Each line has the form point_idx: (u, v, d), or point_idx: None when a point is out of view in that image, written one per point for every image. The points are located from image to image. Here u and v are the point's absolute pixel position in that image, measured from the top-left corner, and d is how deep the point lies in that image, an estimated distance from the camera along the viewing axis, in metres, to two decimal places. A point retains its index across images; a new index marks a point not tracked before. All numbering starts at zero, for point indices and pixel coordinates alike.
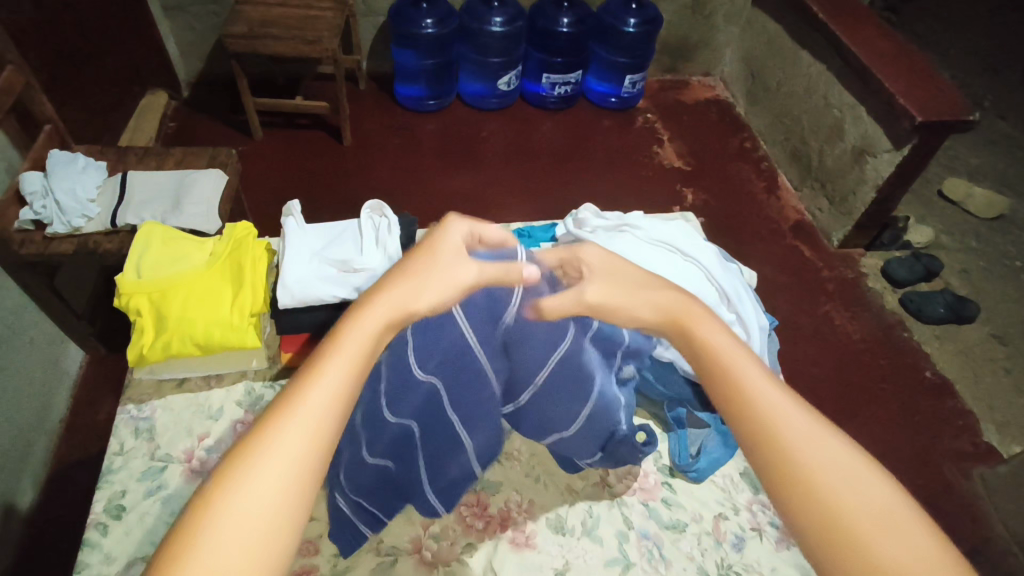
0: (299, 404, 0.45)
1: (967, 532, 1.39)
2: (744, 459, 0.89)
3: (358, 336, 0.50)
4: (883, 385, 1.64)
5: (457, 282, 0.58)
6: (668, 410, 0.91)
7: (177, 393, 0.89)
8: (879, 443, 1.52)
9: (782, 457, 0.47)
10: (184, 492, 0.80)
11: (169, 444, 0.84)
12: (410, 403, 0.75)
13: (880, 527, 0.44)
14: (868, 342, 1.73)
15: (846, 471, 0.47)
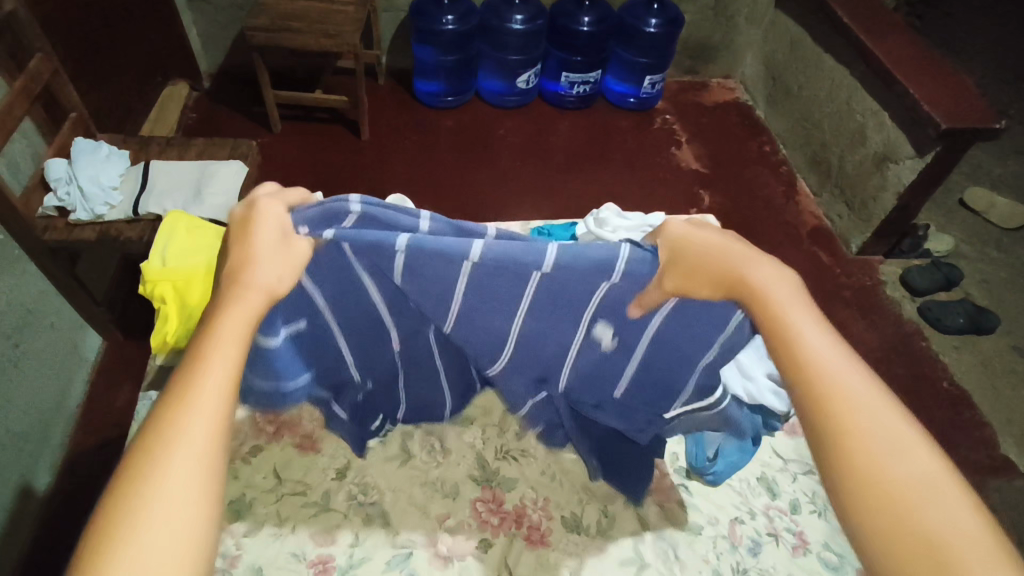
0: (193, 390, 0.46)
1: None
2: (762, 464, 0.87)
3: (237, 322, 0.51)
4: (898, 395, 1.62)
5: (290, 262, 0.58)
6: None
7: None
8: None
9: (803, 363, 0.49)
10: None
11: None
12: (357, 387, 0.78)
13: (885, 437, 0.44)
14: (884, 351, 1.71)
15: (893, 436, 0.45)
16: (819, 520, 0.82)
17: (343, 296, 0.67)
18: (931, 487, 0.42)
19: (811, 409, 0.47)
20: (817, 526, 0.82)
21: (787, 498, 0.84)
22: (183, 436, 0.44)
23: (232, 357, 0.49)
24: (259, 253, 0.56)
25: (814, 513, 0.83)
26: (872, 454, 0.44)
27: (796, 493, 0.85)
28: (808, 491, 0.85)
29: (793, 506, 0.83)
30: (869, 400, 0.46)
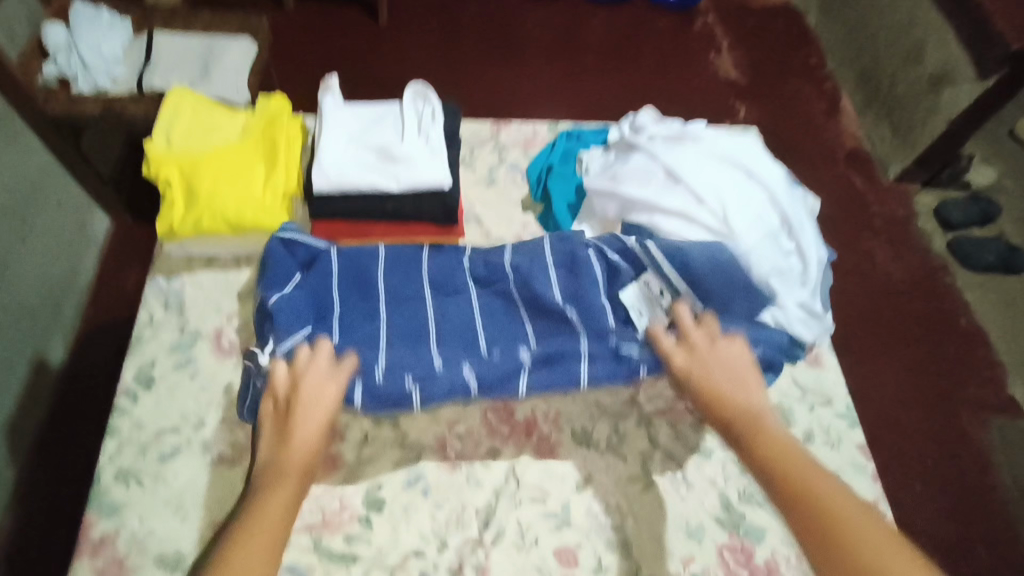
0: (258, 516, 0.60)
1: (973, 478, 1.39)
2: (780, 393, 0.84)
3: (297, 444, 0.65)
4: (914, 329, 1.59)
5: (323, 408, 0.67)
6: None
7: (208, 270, 0.87)
8: (900, 386, 1.50)
9: (792, 475, 0.62)
10: (211, 367, 0.80)
11: (199, 320, 0.83)
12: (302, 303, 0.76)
13: (860, 521, 0.57)
14: (907, 285, 1.66)
15: (864, 522, 0.57)
16: (833, 452, 0.81)
17: (367, 338, 0.76)
18: (895, 555, 0.54)
19: (800, 513, 0.59)
20: (828, 458, 0.81)
21: (802, 428, 0.82)
22: (261, 531, 0.58)
23: (290, 482, 0.63)
24: (305, 396, 0.67)
25: (826, 445, 0.81)
26: (851, 539, 0.56)
27: (811, 424, 0.83)
28: (824, 424, 0.83)
29: (807, 436, 0.81)
30: (849, 498, 0.59)
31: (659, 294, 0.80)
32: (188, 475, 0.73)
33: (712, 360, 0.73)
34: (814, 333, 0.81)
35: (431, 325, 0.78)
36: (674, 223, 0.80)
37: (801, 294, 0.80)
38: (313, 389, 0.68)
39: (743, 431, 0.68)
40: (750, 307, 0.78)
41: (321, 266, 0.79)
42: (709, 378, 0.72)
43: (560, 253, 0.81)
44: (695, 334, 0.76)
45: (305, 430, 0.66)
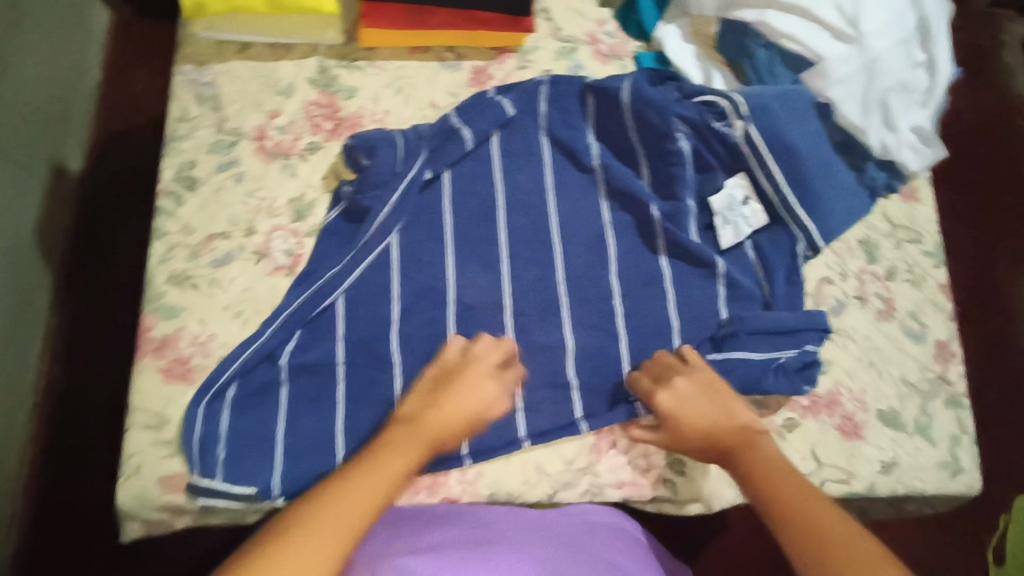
0: (353, 479, 0.56)
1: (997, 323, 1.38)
2: (867, 227, 0.79)
3: (397, 432, 0.61)
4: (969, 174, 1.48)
5: (488, 393, 0.64)
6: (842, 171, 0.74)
7: (241, 59, 0.76)
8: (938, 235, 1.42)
9: (768, 479, 0.60)
10: (257, 171, 0.73)
11: (239, 118, 0.74)
12: (386, 183, 0.71)
13: (830, 531, 0.54)
14: (970, 126, 1.51)
15: (835, 531, 0.54)
16: (913, 289, 0.77)
17: (427, 245, 0.72)
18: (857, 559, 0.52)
19: (783, 521, 0.57)
20: (907, 294, 0.77)
21: (884, 263, 0.78)
22: (354, 506, 0.54)
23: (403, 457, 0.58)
24: (458, 386, 0.64)
25: (907, 280, 0.77)
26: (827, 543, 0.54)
27: (896, 261, 0.78)
28: (910, 261, 0.78)
29: (889, 273, 0.77)
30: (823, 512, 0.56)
31: (743, 202, 0.74)
32: (244, 282, 0.70)
33: (699, 395, 0.65)
34: (923, 160, 0.73)
35: (499, 196, 0.75)
36: (790, 22, 0.70)
37: (919, 116, 0.72)
38: (466, 395, 0.63)
39: (739, 455, 0.62)
40: (857, 130, 0.71)
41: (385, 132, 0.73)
42: (692, 412, 0.64)
43: (649, 101, 0.73)
44: (656, 370, 0.68)
45: (447, 420, 0.62)
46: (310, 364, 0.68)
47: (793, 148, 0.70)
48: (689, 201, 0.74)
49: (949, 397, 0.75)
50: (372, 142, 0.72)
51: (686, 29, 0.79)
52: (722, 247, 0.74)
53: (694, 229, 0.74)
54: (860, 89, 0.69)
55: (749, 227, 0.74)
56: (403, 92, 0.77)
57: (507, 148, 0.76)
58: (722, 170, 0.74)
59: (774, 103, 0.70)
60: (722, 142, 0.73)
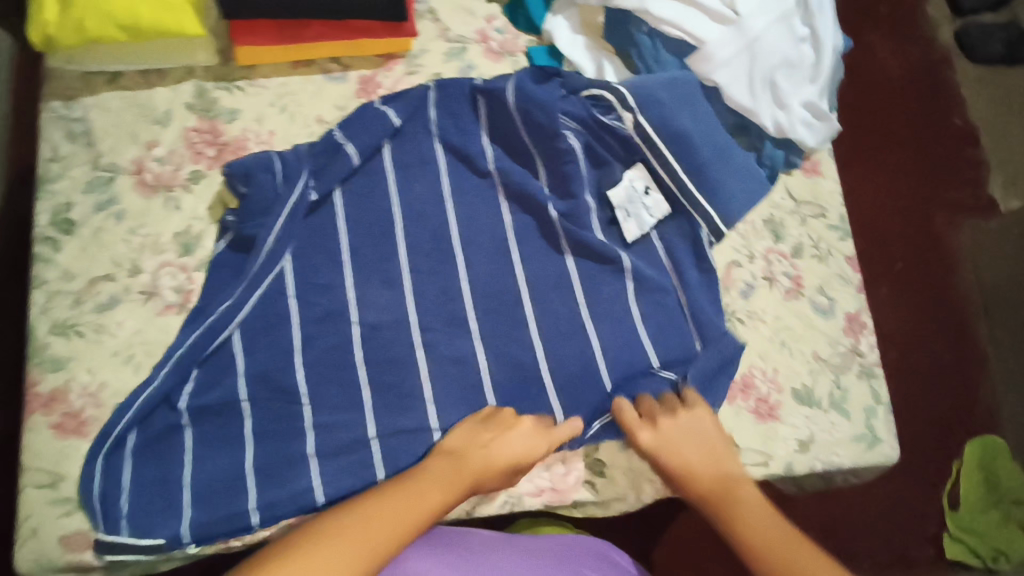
0: (330, 531, 0.52)
1: (936, 280, 1.32)
2: (771, 205, 0.78)
3: (436, 471, 0.60)
4: (903, 129, 1.40)
5: (534, 440, 0.64)
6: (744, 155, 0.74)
7: (112, 90, 0.72)
8: (871, 195, 1.35)
9: (755, 540, 0.55)
10: (138, 207, 0.70)
11: (113, 152, 0.71)
12: (266, 211, 0.69)
13: None
14: (905, 83, 1.42)
15: None
16: (819, 264, 0.77)
17: (323, 269, 0.70)
18: None
19: None
20: (815, 270, 0.77)
21: (790, 241, 0.78)
22: (330, 557, 0.49)
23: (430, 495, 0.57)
24: (510, 434, 0.63)
25: (814, 256, 0.77)
26: None
27: (802, 237, 0.78)
28: (815, 236, 0.78)
29: (794, 250, 0.77)
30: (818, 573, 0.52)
31: (644, 193, 0.73)
32: (134, 324, 0.68)
33: (685, 440, 0.63)
34: (817, 136, 0.73)
35: (396, 211, 0.72)
36: (670, 8, 0.68)
37: (809, 91, 0.71)
38: (520, 441, 0.63)
39: (725, 508, 0.59)
40: (747, 111, 0.70)
41: (262, 155, 0.70)
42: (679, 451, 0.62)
43: (536, 99, 0.72)
44: (646, 405, 0.67)
45: (494, 462, 0.62)
46: (210, 405, 0.66)
47: (684, 135, 0.69)
48: (589, 198, 0.73)
49: (861, 368, 0.75)
50: (246, 170, 0.69)
51: (575, 19, 0.77)
52: (629, 241, 0.73)
53: (598, 226, 0.74)
54: (744, 70, 0.68)
55: (652, 217, 0.73)
56: (288, 110, 0.74)
57: (399, 161, 0.74)
58: (620, 163, 0.74)
59: (659, 91, 0.69)
60: (614, 135, 0.73)
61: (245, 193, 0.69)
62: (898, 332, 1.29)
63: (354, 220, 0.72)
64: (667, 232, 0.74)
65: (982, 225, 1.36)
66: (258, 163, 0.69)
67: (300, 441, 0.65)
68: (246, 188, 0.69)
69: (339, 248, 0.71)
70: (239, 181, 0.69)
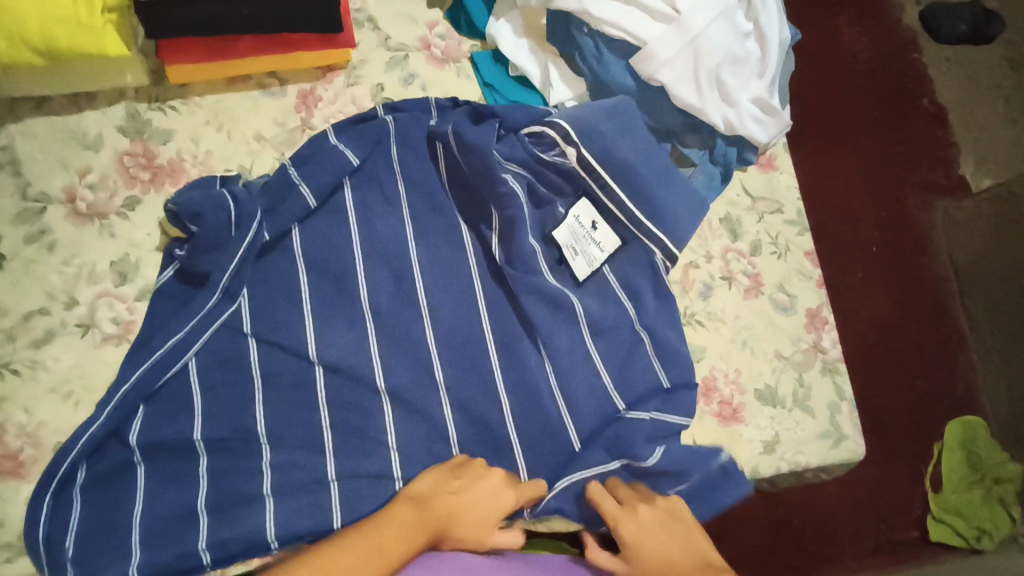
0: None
1: (909, 265, 1.28)
2: (727, 203, 0.77)
3: (402, 519, 0.55)
4: (874, 112, 1.35)
5: (495, 497, 0.60)
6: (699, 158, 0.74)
7: (38, 116, 0.70)
8: (842, 179, 1.30)
9: None
10: (71, 235, 0.67)
11: (43, 181, 0.68)
12: (218, 253, 0.65)
13: None
14: (874, 66, 1.38)
15: None
16: (778, 261, 0.76)
17: (269, 292, 0.68)
18: None
19: None
20: (773, 267, 0.76)
21: (748, 239, 0.76)
22: None
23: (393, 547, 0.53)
24: (471, 492, 0.60)
25: (772, 253, 0.76)
26: None
27: (759, 234, 0.77)
28: (773, 232, 0.77)
29: (753, 248, 0.76)
30: None
31: (591, 228, 0.71)
32: (72, 358, 0.65)
33: (664, 538, 0.59)
34: (769, 132, 0.72)
35: (353, 234, 0.70)
36: (610, 8, 0.67)
37: (756, 87, 0.70)
38: (483, 498, 0.60)
39: None
40: (695, 110, 0.68)
41: (216, 195, 0.65)
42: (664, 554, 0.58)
43: (474, 140, 0.69)
44: (621, 492, 0.63)
45: (454, 521, 0.59)
46: (162, 441, 0.63)
47: (627, 164, 0.69)
48: (534, 241, 0.70)
49: (824, 365, 0.74)
50: (198, 206, 0.65)
51: (517, 22, 0.75)
52: (580, 279, 0.71)
53: (546, 268, 0.71)
54: (689, 67, 0.67)
55: (602, 252, 0.71)
56: (224, 128, 0.72)
57: (354, 173, 0.72)
58: (563, 202, 0.72)
59: (599, 123, 0.69)
60: (556, 170, 0.72)
61: (196, 230, 0.65)
62: (878, 321, 1.23)
63: (304, 241, 0.70)
64: (618, 266, 0.72)
65: (954, 207, 1.34)
66: (211, 201, 0.65)
67: (255, 475, 0.63)
68: (198, 226, 0.65)
69: (285, 268, 0.69)
70: (192, 220, 0.65)
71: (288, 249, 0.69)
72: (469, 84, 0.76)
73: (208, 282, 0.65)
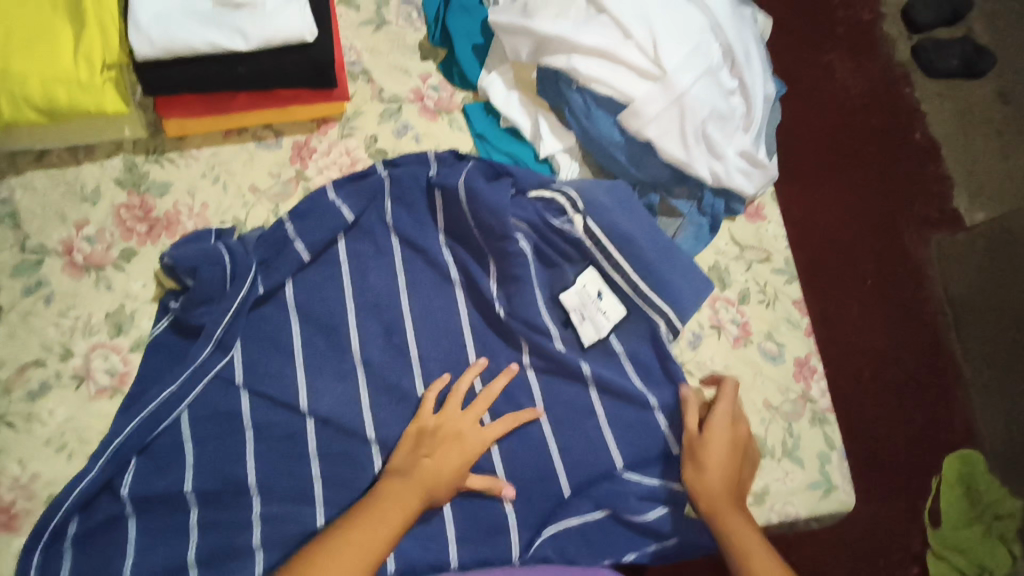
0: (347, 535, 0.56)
1: (901, 298, 1.28)
2: (716, 252, 0.78)
3: (397, 490, 0.60)
4: (867, 146, 1.35)
5: (466, 440, 0.65)
6: (688, 208, 0.76)
7: (38, 169, 0.71)
8: (836, 212, 1.30)
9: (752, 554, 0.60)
10: (67, 288, 0.68)
11: (41, 234, 0.69)
12: (211, 309, 0.66)
13: None
14: (866, 100, 1.38)
15: None
16: (766, 310, 0.77)
17: (261, 343, 0.69)
18: None
19: None
20: (761, 316, 0.77)
21: (736, 288, 0.77)
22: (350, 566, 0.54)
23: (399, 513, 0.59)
24: (444, 441, 0.64)
25: (760, 303, 0.77)
26: None
27: (748, 283, 0.77)
28: (761, 281, 0.78)
29: (742, 297, 0.77)
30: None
31: (598, 297, 0.72)
32: (66, 412, 0.66)
33: (721, 445, 0.66)
34: (756, 184, 0.73)
35: (346, 285, 0.71)
36: (596, 65, 0.68)
37: (743, 141, 0.72)
38: (456, 439, 0.65)
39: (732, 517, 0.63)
40: (683, 164, 0.70)
41: (211, 249, 0.66)
42: (707, 456, 0.65)
43: (487, 199, 0.70)
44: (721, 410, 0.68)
45: (438, 472, 0.63)
46: (154, 495, 0.63)
47: (631, 238, 0.71)
48: (541, 301, 0.72)
49: (813, 415, 0.75)
50: (194, 259, 0.66)
51: (508, 75, 0.77)
52: (585, 346, 0.72)
53: (555, 333, 0.72)
54: (676, 124, 0.68)
55: (608, 321, 0.72)
56: (221, 180, 0.73)
57: (347, 226, 0.73)
58: (572, 267, 0.73)
59: (603, 197, 0.71)
60: (566, 239, 0.73)
61: (190, 282, 0.66)
62: (871, 353, 1.23)
63: (297, 293, 0.71)
64: (625, 336, 0.73)
65: (947, 238, 1.32)
66: (204, 255, 0.66)
67: (245, 527, 0.63)
68: (192, 277, 0.66)
69: (279, 319, 0.70)
70: (188, 275, 0.66)
71: (281, 299, 0.70)
72: (461, 135, 0.78)
73: (202, 334, 0.66)
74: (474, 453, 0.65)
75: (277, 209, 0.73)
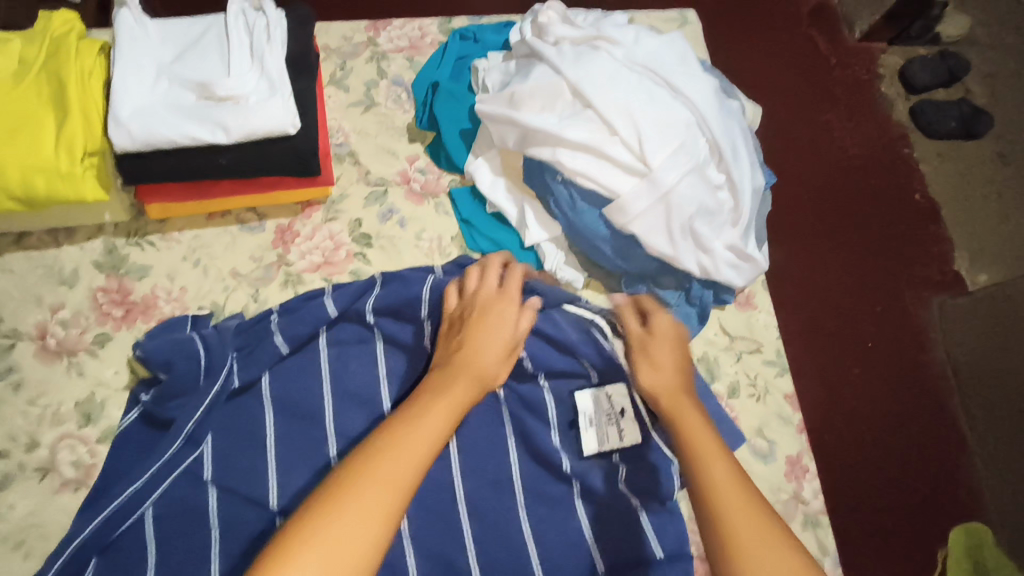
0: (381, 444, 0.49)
1: (904, 366, 1.20)
2: (705, 342, 0.76)
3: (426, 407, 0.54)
4: (867, 206, 1.30)
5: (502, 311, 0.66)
6: (677, 300, 0.74)
7: (18, 251, 0.70)
8: (835, 275, 1.24)
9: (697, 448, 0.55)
10: (38, 375, 0.67)
11: (15, 317, 0.68)
12: (183, 401, 0.65)
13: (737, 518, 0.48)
14: (865, 160, 1.34)
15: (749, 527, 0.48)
16: (755, 405, 0.75)
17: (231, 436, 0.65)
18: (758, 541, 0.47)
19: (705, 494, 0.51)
20: (750, 411, 0.74)
21: (725, 380, 0.75)
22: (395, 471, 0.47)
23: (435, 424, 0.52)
24: (483, 315, 0.65)
25: (750, 397, 0.75)
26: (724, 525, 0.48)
27: (737, 376, 0.75)
28: (752, 373, 0.76)
29: (730, 391, 0.74)
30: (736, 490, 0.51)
31: (618, 413, 0.69)
32: (27, 505, 0.63)
33: (663, 345, 0.67)
34: (745, 276, 0.71)
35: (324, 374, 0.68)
36: (581, 160, 0.68)
37: (731, 235, 0.70)
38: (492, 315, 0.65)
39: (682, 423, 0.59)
40: (669, 258, 0.69)
41: (189, 342, 0.66)
42: (652, 355, 0.66)
43: None
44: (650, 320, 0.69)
45: (488, 347, 0.63)
46: None
47: None
48: (546, 389, 0.71)
49: (805, 517, 0.72)
50: (172, 350, 0.66)
51: (495, 161, 0.76)
52: (584, 454, 0.69)
53: (555, 427, 0.70)
54: (661, 220, 0.67)
55: (620, 439, 0.69)
56: (201, 264, 0.73)
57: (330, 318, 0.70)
58: (598, 377, 0.72)
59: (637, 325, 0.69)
60: (592, 354, 0.72)
61: (164, 375, 0.66)
62: (875, 421, 1.15)
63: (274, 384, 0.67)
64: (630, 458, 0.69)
65: (949, 301, 1.26)
66: (181, 348, 0.66)
67: None
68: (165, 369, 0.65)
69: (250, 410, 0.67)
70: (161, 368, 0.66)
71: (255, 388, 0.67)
72: (447, 220, 0.77)
73: (173, 428, 0.64)
74: (514, 329, 0.65)
75: (256, 294, 0.72)
